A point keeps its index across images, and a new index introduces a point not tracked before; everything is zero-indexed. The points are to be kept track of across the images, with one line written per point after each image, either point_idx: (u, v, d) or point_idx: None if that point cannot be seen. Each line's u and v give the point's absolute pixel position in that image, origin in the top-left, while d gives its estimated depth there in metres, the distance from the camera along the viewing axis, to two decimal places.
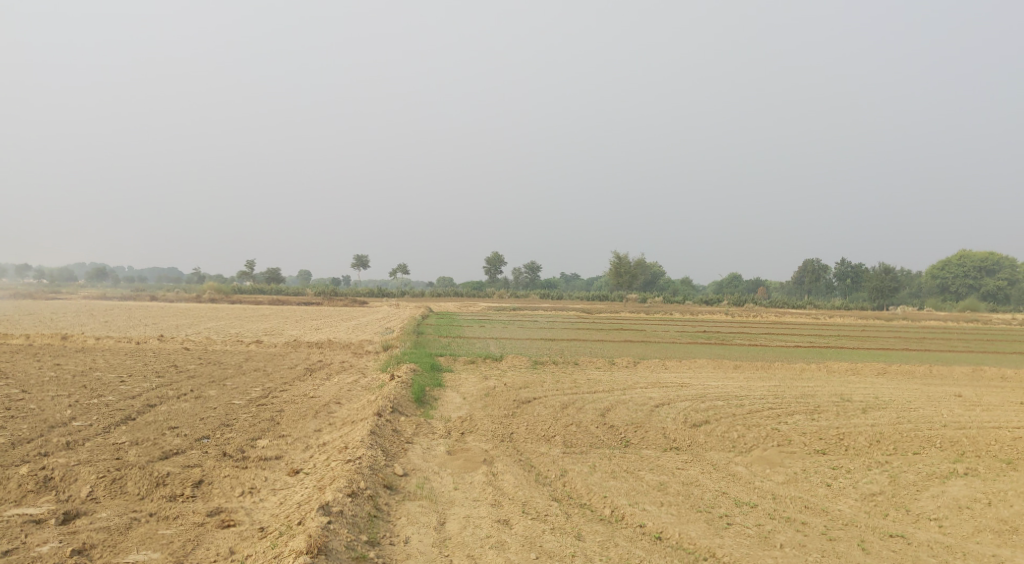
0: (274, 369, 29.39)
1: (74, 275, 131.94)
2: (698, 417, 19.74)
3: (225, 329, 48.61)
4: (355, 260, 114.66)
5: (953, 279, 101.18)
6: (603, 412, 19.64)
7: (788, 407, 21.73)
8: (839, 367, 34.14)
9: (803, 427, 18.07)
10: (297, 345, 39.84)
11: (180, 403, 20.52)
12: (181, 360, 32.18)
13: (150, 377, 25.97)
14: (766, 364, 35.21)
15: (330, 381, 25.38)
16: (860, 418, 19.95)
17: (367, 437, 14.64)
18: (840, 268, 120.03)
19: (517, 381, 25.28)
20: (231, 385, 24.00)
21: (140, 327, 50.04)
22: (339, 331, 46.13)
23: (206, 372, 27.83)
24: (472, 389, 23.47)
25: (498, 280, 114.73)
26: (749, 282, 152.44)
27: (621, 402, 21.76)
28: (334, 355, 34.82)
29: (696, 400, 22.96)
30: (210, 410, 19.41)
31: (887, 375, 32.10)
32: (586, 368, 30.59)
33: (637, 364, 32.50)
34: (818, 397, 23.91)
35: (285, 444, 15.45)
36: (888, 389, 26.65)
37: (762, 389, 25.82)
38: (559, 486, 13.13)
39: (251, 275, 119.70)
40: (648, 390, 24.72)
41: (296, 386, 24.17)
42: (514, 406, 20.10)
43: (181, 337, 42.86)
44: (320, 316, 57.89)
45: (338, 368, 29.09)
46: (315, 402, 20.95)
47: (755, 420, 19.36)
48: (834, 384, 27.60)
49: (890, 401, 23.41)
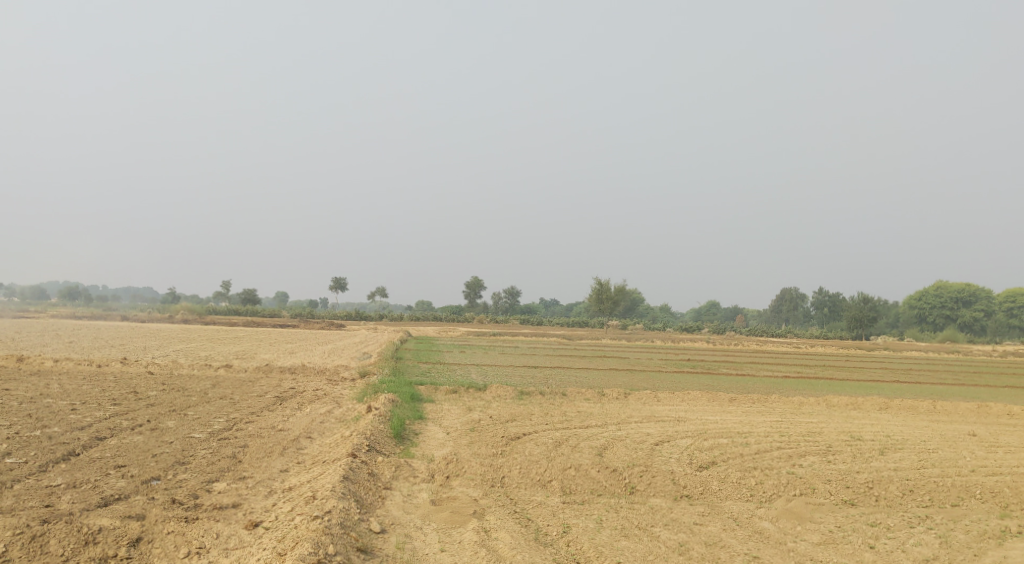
0: (242, 397, 27.42)
1: (46, 294, 129.08)
2: (706, 458, 17.99)
3: (194, 351, 46.42)
4: (333, 282, 112.53)
5: (931, 310, 100.29)
6: (601, 451, 17.93)
7: (799, 447, 20.06)
8: (837, 401, 32.49)
9: (822, 472, 16.37)
10: (269, 370, 37.81)
11: (133, 436, 18.55)
12: (142, 385, 30.12)
13: (105, 405, 23.86)
14: (762, 397, 33.52)
15: (301, 412, 23.47)
16: (879, 461, 18.26)
17: (339, 484, 12.75)
18: (818, 297, 119.09)
19: (504, 413, 23.43)
20: (193, 416, 22.05)
21: (104, 349, 47.83)
22: (313, 356, 44.12)
23: (167, 400, 25.79)
24: (455, 422, 21.66)
25: (477, 305, 112.97)
26: (728, 310, 151.98)
27: (619, 439, 19.99)
28: (308, 382, 32.86)
29: (698, 437, 21.21)
30: (165, 445, 17.47)
31: (890, 410, 30.48)
32: (575, 399, 28.79)
33: (628, 396, 30.71)
34: (826, 435, 22.25)
35: (247, 489, 13.61)
36: (896, 426, 25.05)
37: (765, 425, 24.11)
38: (563, 548, 11.56)
39: (227, 296, 117.59)
40: (644, 425, 22.96)
41: (264, 418, 22.23)
42: (502, 444, 18.29)
43: (146, 360, 40.69)
44: (295, 338, 55.87)
45: (311, 397, 27.14)
46: (284, 436, 19.09)
47: (767, 462, 17.64)
48: (838, 421, 25.92)
49: (905, 441, 21.82)
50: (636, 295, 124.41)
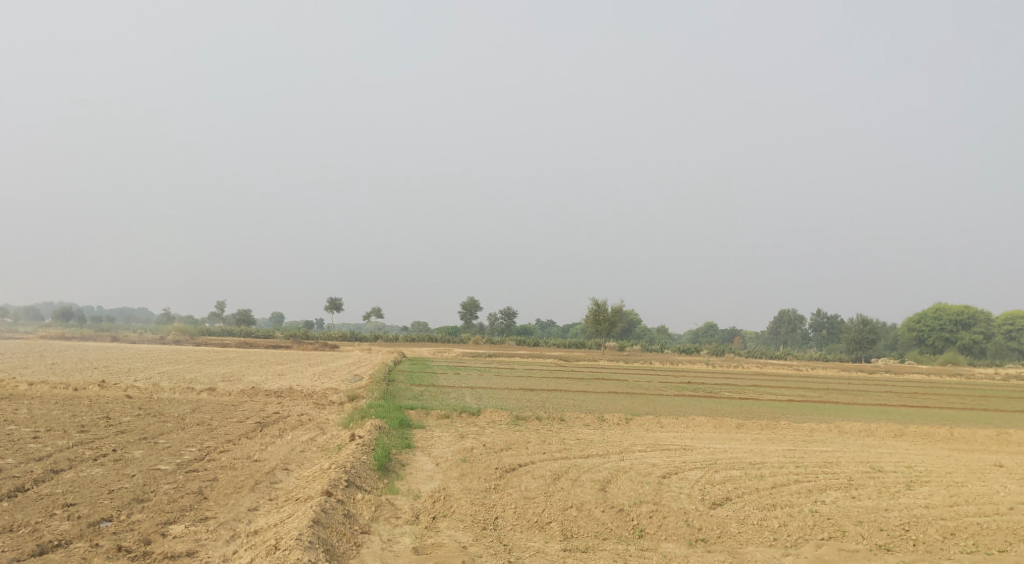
0: (221, 423, 25.77)
1: (41, 315, 127.46)
2: (720, 493, 16.43)
3: (180, 373, 44.78)
4: (329, 303, 110.86)
5: (930, 332, 98.57)
6: (604, 485, 16.40)
7: (819, 480, 18.55)
8: (849, 428, 30.81)
9: (848, 511, 14.79)
10: (254, 393, 36.19)
11: (92, 468, 16.95)
12: (117, 410, 28.48)
13: (72, 432, 22.25)
14: (770, 423, 31.93)
15: (281, 440, 21.87)
16: (907, 497, 16.70)
17: (309, 537, 11.31)
18: (815, 318, 117.86)
19: (499, 441, 21.85)
20: (164, 445, 20.46)
21: (86, 370, 46.13)
22: (303, 378, 42.46)
23: (139, 426, 24.14)
24: (446, 452, 20.10)
25: (473, 326, 111.36)
26: (725, 331, 150.89)
27: (623, 471, 18.42)
28: (293, 406, 31.20)
29: (708, 468, 19.67)
30: (126, 479, 15.93)
31: (906, 438, 28.94)
32: (574, 425, 27.19)
33: (630, 422, 29.14)
34: (845, 467, 20.75)
35: (210, 535, 12.15)
36: (916, 456, 23.55)
37: (778, 455, 22.50)
38: None
39: (222, 317, 115.98)
40: (649, 454, 21.44)
41: (239, 447, 20.63)
42: (497, 477, 16.70)
43: (126, 383, 38.94)
44: (286, 360, 54.20)
45: (295, 423, 25.53)
46: (259, 468, 17.56)
47: (786, 499, 16.06)
48: (853, 450, 24.35)
49: (929, 472, 20.36)
50: (633, 316, 123.03)
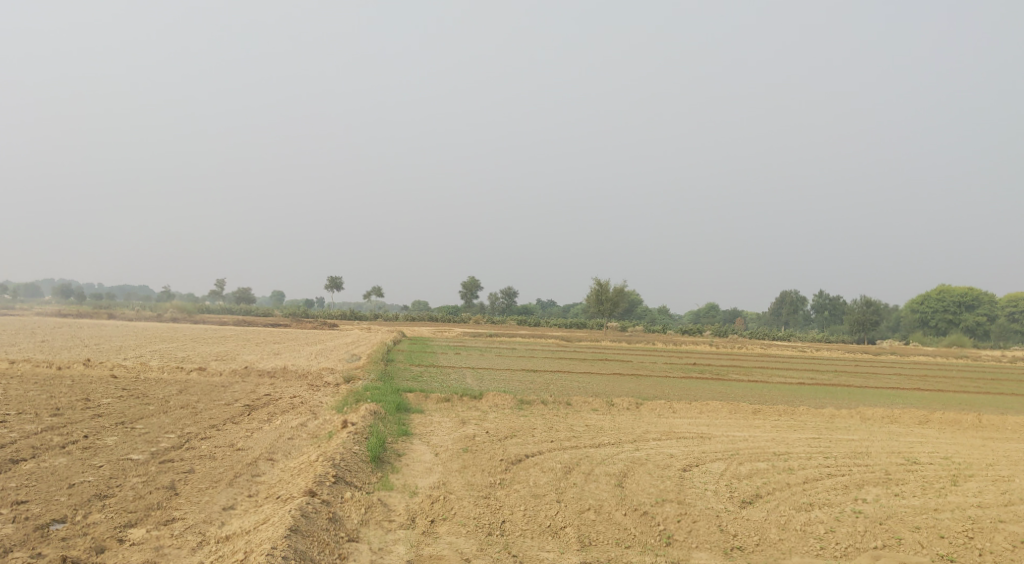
0: (207, 406, 24.16)
1: (41, 293, 126.53)
2: (749, 490, 14.83)
3: (172, 352, 43.19)
4: (328, 282, 109.26)
5: (933, 313, 96.99)
6: (621, 481, 14.80)
7: (855, 474, 16.96)
8: (870, 414, 29.21)
9: (896, 512, 13.23)
10: (247, 374, 34.54)
11: (56, 458, 15.33)
12: (100, 391, 26.87)
13: (45, 416, 20.57)
14: (786, 408, 30.24)
15: (269, 426, 20.24)
16: (956, 496, 15.08)
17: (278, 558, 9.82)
18: (818, 299, 116.07)
19: (503, 429, 20.24)
20: (141, 431, 18.84)
21: (75, 349, 44.45)
22: (299, 358, 40.85)
23: (119, 409, 22.50)
24: (446, 440, 18.43)
25: (473, 306, 109.93)
26: (727, 312, 149.75)
27: (640, 464, 16.81)
28: (286, 388, 29.60)
29: (732, 460, 18.06)
30: (90, 471, 14.31)
31: (932, 425, 27.28)
32: (582, 410, 25.57)
33: (640, 407, 27.49)
34: (878, 459, 19.14)
35: (177, 555, 10.68)
36: (949, 446, 21.92)
37: (803, 445, 20.87)
38: None
39: (222, 296, 114.91)
40: (664, 444, 19.80)
41: (223, 433, 18.98)
42: (502, 471, 15.09)
43: (113, 362, 37.24)
44: (282, 339, 52.59)
45: (286, 407, 23.88)
46: (242, 458, 15.95)
47: (824, 497, 14.47)
48: (880, 439, 22.71)
49: (969, 465, 18.80)
50: (634, 297, 121.44)
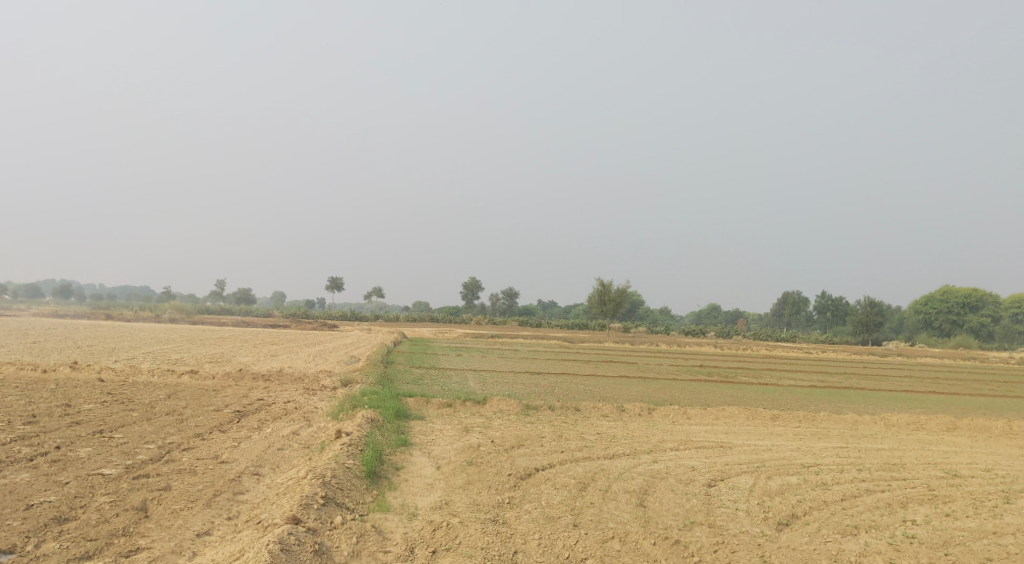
0: (195, 412, 22.67)
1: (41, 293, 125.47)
2: (783, 509, 13.39)
3: (166, 354, 41.77)
4: (329, 282, 107.97)
5: (937, 315, 95.58)
6: (641, 499, 13.39)
7: (895, 489, 15.56)
8: (893, 419, 27.79)
9: (949, 535, 11.98)
10: (240, 377, 33.01)
11: (19, 473, 13.89)
12: (84, 396, 25.39)
13: (19, 424, 19.10)
14: (805, 414, 28.80)
15: (259, 434, 18.80)
16: (1012, 515, 13.68)
17: None
18: (820, 301, 114.58)
19: (510, 437, 18.79)
20: (120, 441, 17.39)
21: (66, 351, 42.98)
22: (295, 360, 39.35)
23: (100, 416, 21.02)
24: (447, 451, 16.95)
25: (474, 306, 108.47)
26: (729, 312, 148.38)
27: (660, 478, 15.39)
28: (281, 392, 28.12)
29: (759, 474, 16.62)
30: (54, 489, 12.87)
31: (957, 432, 25.85)
32: (591, 416, 24.09)
33: (651, 413, 26.03)
34: (915, 470, 17.73)
35: None
36: (983, 455, 20.57)
37: (831, 455, 19.46)
38: None
39: (223, 297, 113.64)
40: (683, 454, 18.36)
41: (209, 443, 17.50)
42: (510, 487, 13.71)
43: (102, 364, 35.76)
44: (281, 340, 51.08)
45: (279, 413, 22.35)
46: (224, 473, 14.51)
47: (870, 518, 13.04)
48: (911, 447, 21.31)
49: (1013, 478, 17.43)
50: (636, 297, 119.85)
